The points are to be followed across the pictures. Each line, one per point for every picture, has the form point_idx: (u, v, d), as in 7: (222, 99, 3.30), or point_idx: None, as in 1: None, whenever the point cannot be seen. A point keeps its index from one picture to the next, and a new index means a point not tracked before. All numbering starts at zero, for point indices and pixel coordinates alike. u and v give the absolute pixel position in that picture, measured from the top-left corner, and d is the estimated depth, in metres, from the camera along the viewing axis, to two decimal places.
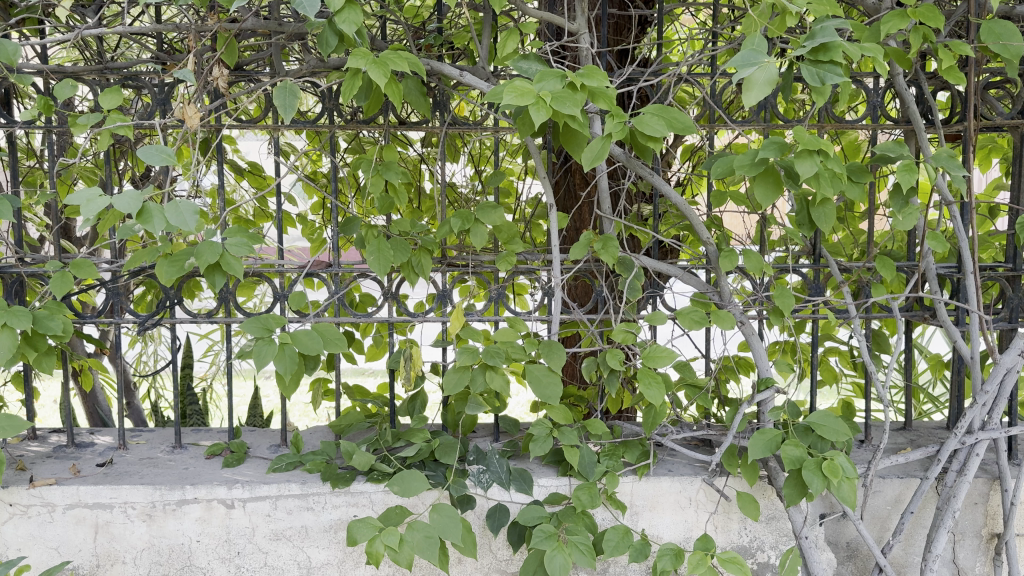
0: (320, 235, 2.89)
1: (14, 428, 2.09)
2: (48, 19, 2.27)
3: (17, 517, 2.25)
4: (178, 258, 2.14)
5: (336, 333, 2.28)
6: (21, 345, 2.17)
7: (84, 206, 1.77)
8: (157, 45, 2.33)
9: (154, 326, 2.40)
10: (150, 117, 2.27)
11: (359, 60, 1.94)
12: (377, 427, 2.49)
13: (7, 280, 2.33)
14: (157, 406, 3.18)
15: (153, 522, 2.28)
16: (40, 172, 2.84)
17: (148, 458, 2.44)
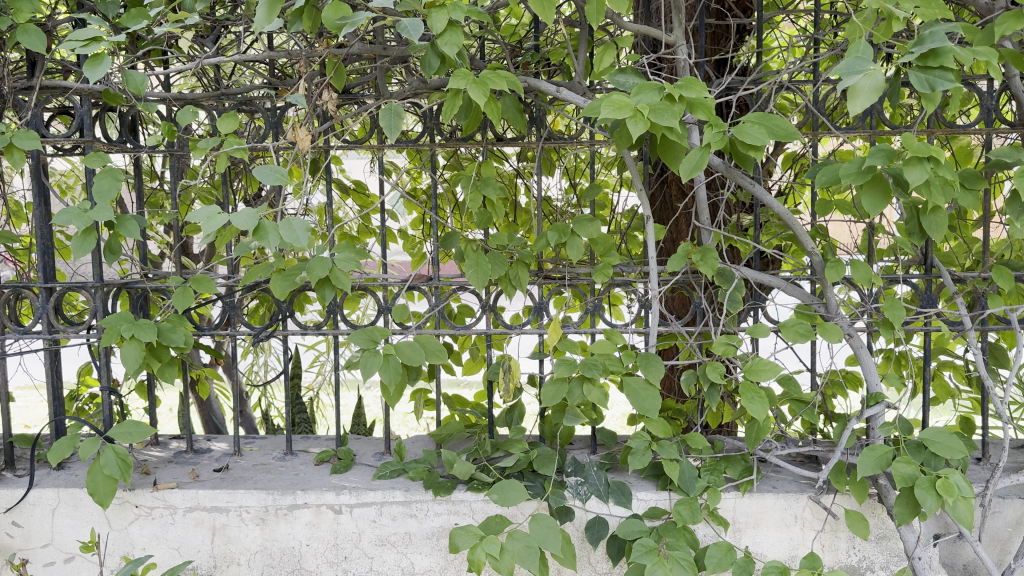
0: (421, 250, 2.98)
1: (140, 433, 2.23)
2: (171, 50, 2.42)
3: (142, 518, 2.38)
4: (292, 274, 2.26)
5: (437, 344, 2.33)
6: (147, 355, 2.30)
7: (205, 224, 1.88)
8: (270, 71, 2.45)
9: (267, 338, 2.52)
10: (264, 139, 2.39)
11: (460, 81, 1.99)
12: (477, 437, 2.53)
13: (134, 295, 2.47)
14: (268, 415, 3.32)
15: (266, 525, 2.38)
16: (162, 193, 3.02)
17: (261, 464, 2.56)
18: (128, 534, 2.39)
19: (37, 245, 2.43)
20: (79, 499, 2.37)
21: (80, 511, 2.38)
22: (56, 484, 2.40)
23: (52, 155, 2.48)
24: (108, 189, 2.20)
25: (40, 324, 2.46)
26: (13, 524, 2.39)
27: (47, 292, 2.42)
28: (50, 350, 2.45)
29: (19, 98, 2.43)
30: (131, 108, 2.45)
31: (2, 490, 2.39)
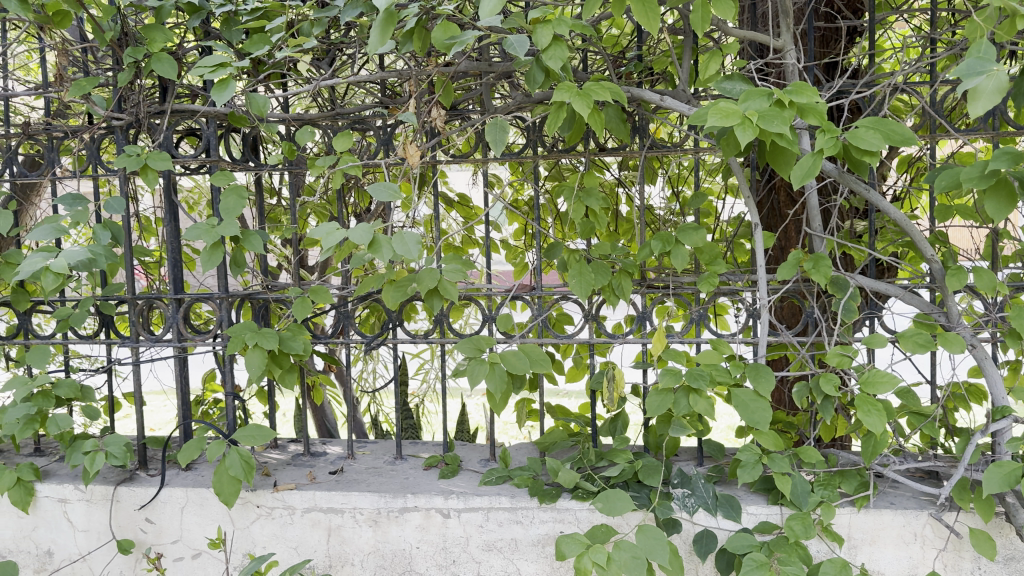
0: (523, 260, 3.04)
1: (262, 436, 2.36)
2: (290, 73, 2.55)
3: (263, 518, 2.51)
4: (403, 285, 2.35)
5: (541, 353, 2.35)
6: (269, 362, 2.43)
7: (325, 239, 2.00)
8: (381, 91, 2.55)
9: (378, 346, 2.61)
10: (375, 156, 2.50)
11: (564, 94, 2.01)
12: (581, 446, 2.54)
13: (256, 305, 2.60)
14: (377, 421, 3.44)
15: (378, 527, 2.46)
16: (281, 209, 3.18)
17: (374, 467, 2.65)
18: (250, 532, 2.52)
19: (168, 259, 2.60)
20: (205, 498, 2.52)
21: (207, 510, 2.52)
22: (185, 484, 2.55)
23: (181, 174, 2.64)
24: (234, 207, 2.35)
25: (171, 333, 2.62)
26: (146, 520, 2.55)
27: (176, 303, 2.58)
28: (179, 357, 2.61)
29: (153, 122, 2.61)
30: (253, 129, 2.59)
31: (137, 488, 2.56)
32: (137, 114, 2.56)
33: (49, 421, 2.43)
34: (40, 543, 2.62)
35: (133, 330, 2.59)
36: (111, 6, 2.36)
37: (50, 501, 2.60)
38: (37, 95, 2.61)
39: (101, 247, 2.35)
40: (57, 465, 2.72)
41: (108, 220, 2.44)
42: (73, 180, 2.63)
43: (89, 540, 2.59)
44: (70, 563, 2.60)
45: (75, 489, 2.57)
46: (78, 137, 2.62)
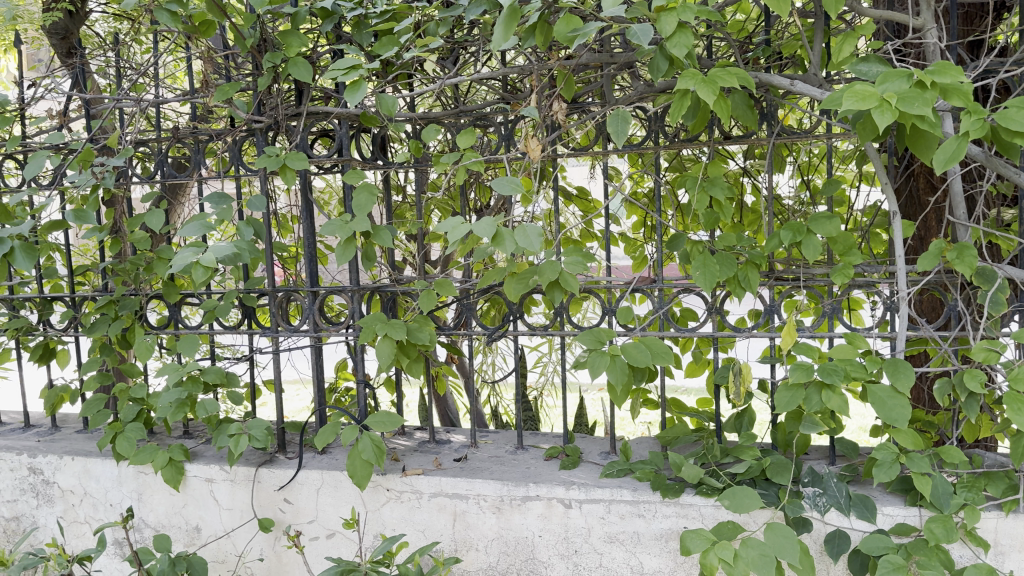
0: (643, 252, 3.02)
1: (392, 422, 2.46)
2: (416, 72, 2.64)
3: (393, 501, 2.61)
4: (524, 277, 2.37)
5: (664, 346, 2.34)
6: (398, 352, 2.51)
7: (450, 232, 2.07)
8: (503, 86, 2.59)
9: (500, 337, 2.66)
10: (498, 151, 2.55)
11: (689, 81, 1.98)
12: (705, 441, 2.50)
13: (385, 298, 2.70)
14: (497, 412, 3.51)
15: (502, 514, 2.51)
16: (407, 205, 3.29)
17: (497, 456, 2.71)
18: (381, 515, 2.62)
19: (304, 254, 2.74)
20: (339, 481, 2.64)
21: (341, 492, 2.65)
22: (320, 467, 2.68)
23: (316, 173, 2.77)
24: (365, 203, 2.44)
25: (306, 324, 2.76)
26: (285, 501, 2.70)
27: (312, 295, 2.71)
28: (315, 347, 2.74)
29: (290, 123, 2.75)
30: (382, 128, 2.69)
31: (276, 470, 2.71)
32: (275, 117, 2.71)
33: (198, 406, 2.60)
34: (189, 519, 2.82)
35: (273, 321, 2.74)
36: (252, 15, 2.50)
37: (199, 481, 2.78)
38: (184, 101, 2.79)
39: (246, 242, 2.52)
40: (204, 447, 2.92)
41: (250, 217, 2.60)
42: (217, 181, 2.80)
43: (233, 518, 2.77)
44: (216, 539, 2.78)
45: (221, 470, 2.75)
46: (222, 140, 2.79)
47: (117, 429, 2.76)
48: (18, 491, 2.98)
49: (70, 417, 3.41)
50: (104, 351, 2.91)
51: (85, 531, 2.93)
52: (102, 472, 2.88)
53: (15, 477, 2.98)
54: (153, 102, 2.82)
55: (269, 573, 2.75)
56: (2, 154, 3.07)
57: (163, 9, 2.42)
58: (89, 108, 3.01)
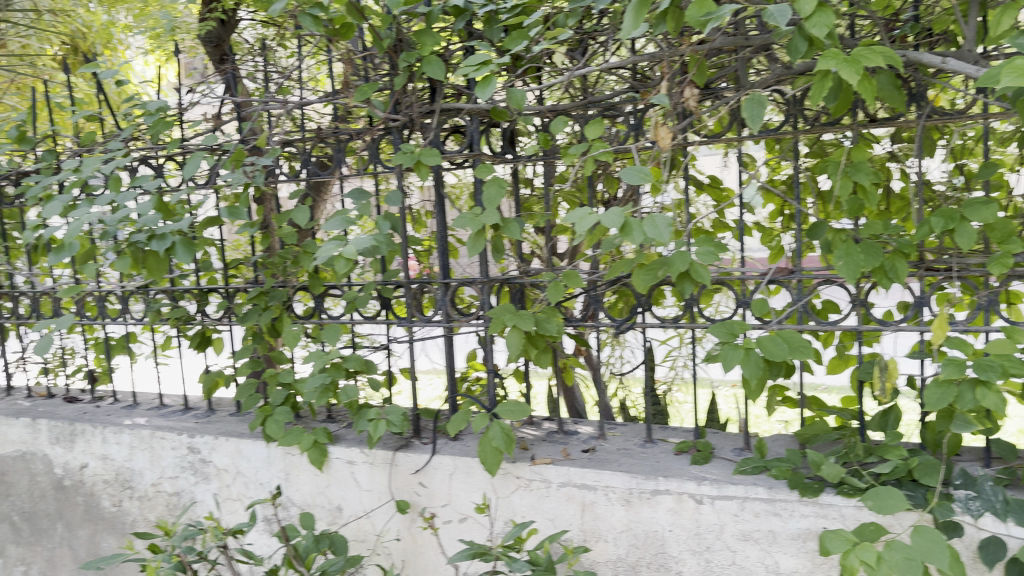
0: (779, 243, 2.93)
1: (520, 411, 2.50)
2: (545, 65, 2.67)
3: (522, 489, 2.65)
4: (653, 268, 2.34)
5: (802, 339, 2.23)
6: (527, 342, 2.55)
7: (578, 223, 2.09)
8: (633, 75, 2.58)
9: (629, 329, 2.64)
10: (627, 141, 2.54)
11: (829, 62, 1.89)
12: (845, 439, 2.40)
13: (513, 290, 2.75)
14: (625, 404, 3.49)
15: (631, 507, 2.51)
16: (535, 198, 3.33)
17: (625, 449, 2.71)
18: (511, 502, 2.68)
19: (437, 247, 2.82)
20: (471, 467, 2.71)
21: (472, 478, 2.72)
22: (453, 453, 2.77)
23: (448, 169, 2.85)
24: (495, 197, 2.50)
25: (439, 314, 2.85)
26: (420, 484, 2.81)
27: (445, 286, 2.80)
28: (447, 336, 2.83)
29: (423, 121, 2.84)
30: (512, 122, 2.73)
31: (412, 454, 2.82)
32: (410, 114, 2.80)
33: (340, 391, 2.74)
34: (332, 499, 2.97)
35: (408, 311, 2.85)
36: (388, 15, 2.59)
37: (340, 463, 2.93)
38: (326, 101, 2.94)
39: (383, 236, 2.62)
40: (345, 432, 3.07)
41: (388, 212, 2.71)
42: (357, 178, 2.93)
43: (372, 499, 2.90)
44: (356, 519, 2.93)
45: (361, 453, 2.89)
46: (360, 139, 2.93)
47: (267, 412, 2.95)
48: (179, 468, 3.22)
49: (225, 400, 3.67)
50: (255, 339, 3.11)
51: (238, 507, 3.14)
52: (253, 453, 3.08)
53: (176, 455, 3.23)
54: (298, 104, 2.98)
55: (405, 553, 2.87)
56: (164, 156, 3.32)
57: (307, 14, 2.55)
58: (240, 111, 3.21)
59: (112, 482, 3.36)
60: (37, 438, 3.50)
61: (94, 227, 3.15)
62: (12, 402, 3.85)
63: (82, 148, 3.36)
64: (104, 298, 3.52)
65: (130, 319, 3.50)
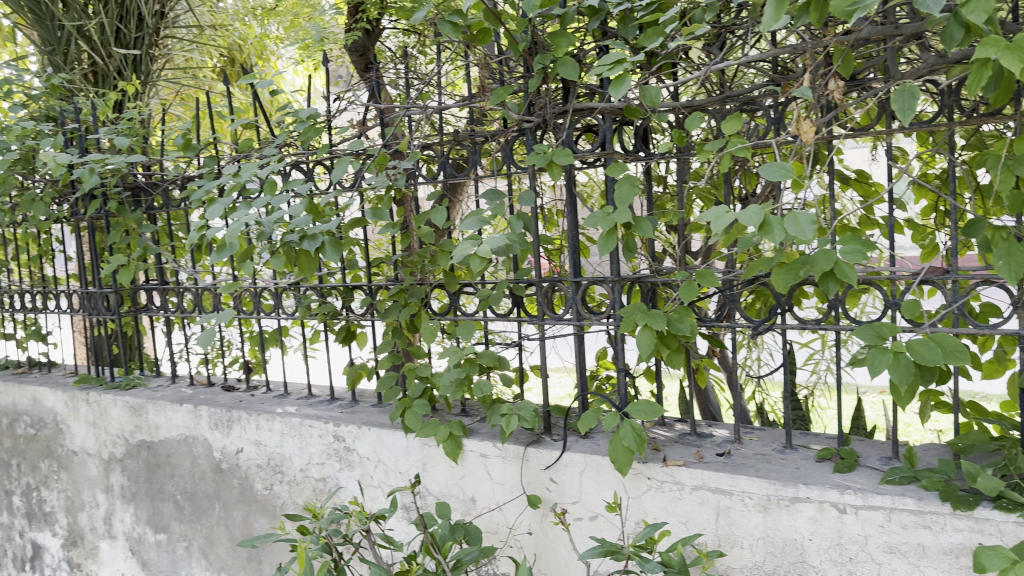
0: (933, 241, 2.76)
1: (653, 411, 2.49)
2: (681, 61, 2.64)
3: (654, 490, 2.64)
4: (794, 267, 2.27)
5: (957, 344, 2.09)
6: (658, 342, 2.53)
7: (714, 221, 2.06)
8: (773, 68, 2.51)
9: (766, 330, 2.57)
10: (766, 136, 2.48)
11: (989, 49, 1.77)
12: (1006, 451, 2.24)
13: (645, 289, 2.73)
14: (762, 408, 3.41)
15: (768, 513, 2.44)
16: (670, 197, 3.30)
17: (762, 454, 2.64)
18: (642, 502, 2.67)
19: (569, 246, 2.85)
20: (602, 465, 2.73)
21: (603, 476, 2.74)
22: (584, 451, 2.80)
23: (581, 168, 2.87)
24: (627, 195, 2.49)
25: (570, 313, 2.88)
26: (551, 480, 2.85)
27: (576, 285, 2.82)
28: (578, 335, 2.85)
29: (557, 121, 2.88)
30: (645, 120, 2.72)
31: (544, 450, 2.87)
32: (543, 116, 2.85)
33: (475, 386, 2.82)
34: (466, 490, 3.07)
35: (539, 309, 2.89)
36: (524, 19, 2.64)
37: (474, 456, 3.03)
38: (464, 105, 3.03)
39: (517, 235, 2.67)
40: (479, 426, 3.17)
41: (520, 212, 2.77)
42: (491, 179, 3.01)
43: (505, 493, 2.97)
44: (489, 512, 3.01)
45: (494, 446, 2.97)
46: (495, 140, 3.01)
47: (406, 404, 3.08)
48: (325, 454, 3.42)
49: (367, 392, 3.86)
50: (395, 334, 3.26)
51: (379, 494, 3.30)
52: (393, 443, 3.22)
53: (322, 442, 3.43)
54: (437, 109, 3.08)
55: (536, 547, 2.92)
56: (314, 161, 3.53)
57: (446, 21, 2.64)
58: (383, 117, 3.36)
59: (264, 467, 3.60)
60: (199, 423, 3.80)
61: (251, 229, 3.38)
62: (178, 389, 4.19)
63: (240, 154, 3.62)
64: (259, 294, 3.78)
65: (282, 314, 3.74)
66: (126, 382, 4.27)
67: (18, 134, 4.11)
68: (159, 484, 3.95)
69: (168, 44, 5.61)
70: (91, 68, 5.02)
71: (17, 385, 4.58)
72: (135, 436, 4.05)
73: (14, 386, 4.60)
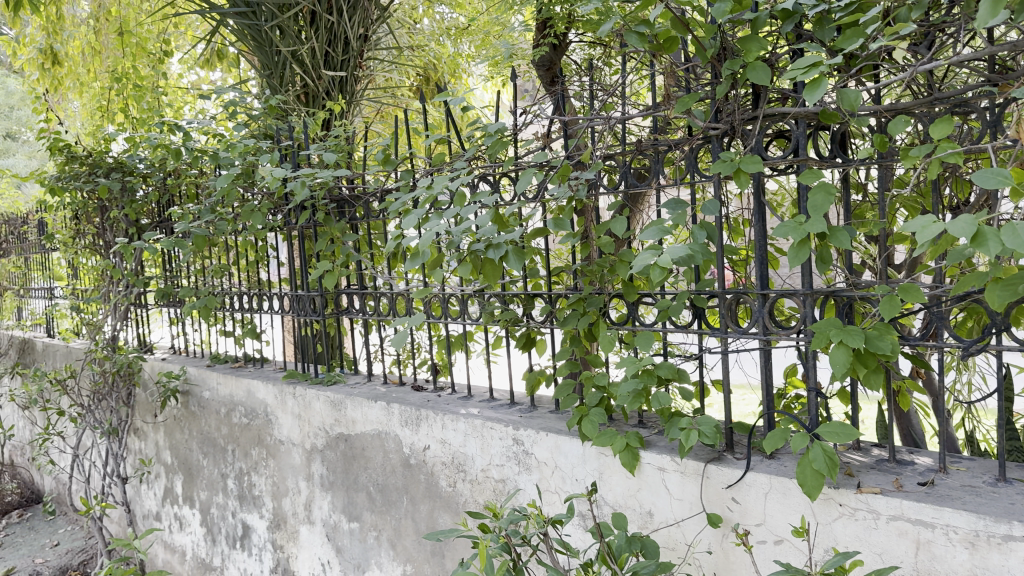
0: None
1: (846, 434, 2.36)
2: (884, 63, 2.48)
3: (845, 517, 2.50)
4: (1013, 283, 2.05)
5: None
6: (854, 361, 2.39)
7: (919, 232, 1.92)
8: (990, 66, 2.31)
9: (979, 352, 2.35)
10: (980, 141, 2.28)
11: None
12: None
13: (840, 303, 2.59)
14: (973, 437, 3.13)
15: (976, 551, 2.23)
16: (869, 206, 3.12)
17: (971, 486, 2.42)
18: (832, 529, 2.54)
19: (756, 257, 2.76)
20: (788, 488, 2.62)
21: (790, 499, 2.62)
22: (769, 471, 2.70)
23: (771, 176, 2.77)
24: (822, 204, 2.37)
25: (756, 326, 2.79)
26: (733, 500, 2.77)
27: (763, 298, 2.72)
28: (764, 350, 2.75)
29: (745, 128, 2.80)
30: (843, 125, 2.58)
31: (725, 468, 2.80)
32: (731, 122, 2.78)
33: (653, 398, 2.80)
34: (643, 503, 3.05)
35: (723, 322, 2.82)
36: (714, 26, 2.60)
37: (653, 469, 3.01)
38: (648, 115, 3.02)
39: (699, 245, 2.61)
40: (658, 439, 3.14)
41: (704, 221, 2.72)
42: (675, 188, 2.98)
43: (684, 509, 2.92)
44: (667, 527, 2.97)
45: (673, 461, 2.94)
46: (680, 149, 2.98)
47: (584, 412, 3.11)
48: (505, 457, 3.53)
49: (547, 399, 3.94)
50: (574, 343, 3.30)
51: (557, 499, 3.35)
52: (571, 449, 3.27)
53: (503, 445, 3.54)
54: (620, 119, 3.08)
55: (716, 567, 2.84)
56: (500, 173, 3.66)
57: (633, 32, 2.66)
58: (568, 129, 3.42)
59: (448, 465, 3.77)
60: (391, 420, 4.05)
61: (441, 238, 3.57)
62: (373, 387, 4.49)
63: (433, 167, 3.83)
64: (447, 300, 3.97)
65: (468, 319, 3.91)
66: (327, 378, 4.64)
67: (242, 151, 4.60)
68: (354, 475, 4.25)
69: (370, 66, 6.04)
70: (303, 90, 5.50)
71: (235, 377, 5.10)
72: (334, 429, 4.38)
73: (232, 379, 5.12)
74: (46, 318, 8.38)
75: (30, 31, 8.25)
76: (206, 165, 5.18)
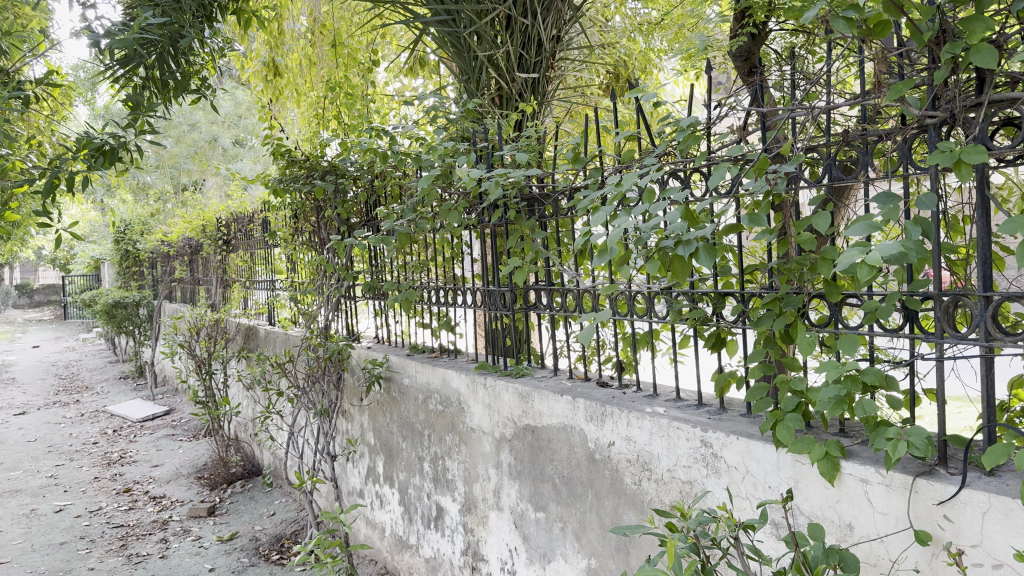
0: None
1: None
2: None
3: None
4: None
5: None
6: None
7: None
8: None
9: None
10: None
11: None
12: None
13: None
14: None
15: None
16: None
17: None
18: None
19: (978, 257, 2.51)
20: (1010, 508, 2.38)
21: (1011, 521, 2.38)
22: (988, 489, 2.47)
23: (997, 168, 2.53)
24: None
25: (976, 332, 2.55)
26: (945, 517, 2.57)
27: (986, 301, 2.48)
28: (986, 357, 2.51)
29: (968, 116, 2.56)
30: None
31: (937, 483, 2.59)
32: (952, 109, 2.56)
33: (857, 405, 2.64)
34: (843, 515, 2.89)
35: (937, 326, 2.61)
36: (931, 7, 2.39)
37: (854, 479, 2.85)
38: (854, 104, 2.85)
39: (913, 242, 2.41)
40: (861, 449, 2.97)
41: (919, 216, 2.52)
42: (885, 182, 2.79)
43: (888, 524, 2.74)
44: (869, 541, 2.80)
45: (877, 473, 2.76)
46: (891, 139, 2.78)
47: (779, 417, 3.00)
48: (692, 458, 3.47)
49: (737, 401, 3.83)
50: (768, 344, 3.18)
51: (748, 505, 3.26)
52: (763, 455, 3.16)
53: (690, 446, 3.48)
54: (824, 109, 2.91)
55: None
56: (691, 169, 3.60)
57: (840, 18, 2.51)
58: (765, 122, 3.30)
59: (633, 462, 3.77)
60: (577, 414, 4.11)
61: (630, 235, 3.57)
62: (559, 381, 4.59)
63: (623, 165, 3.84)
64: (634, 297, 3.96)
65: (655, 317, 3.87)
66: (517, 370, 4.79)
67: (441, 153, 4.86)
68: (541, 466, 4.36)
69: (562, 66, 6.14)
70: (498, 92, 5.70)
71: (431, 366, 5.39)
72: (522, 420, 4.51)
73: (429, 367, 5.41)
74: (268, 308, 9.25)
75: (258, 48, 9.15)
76: (408, 167, 5.51)
